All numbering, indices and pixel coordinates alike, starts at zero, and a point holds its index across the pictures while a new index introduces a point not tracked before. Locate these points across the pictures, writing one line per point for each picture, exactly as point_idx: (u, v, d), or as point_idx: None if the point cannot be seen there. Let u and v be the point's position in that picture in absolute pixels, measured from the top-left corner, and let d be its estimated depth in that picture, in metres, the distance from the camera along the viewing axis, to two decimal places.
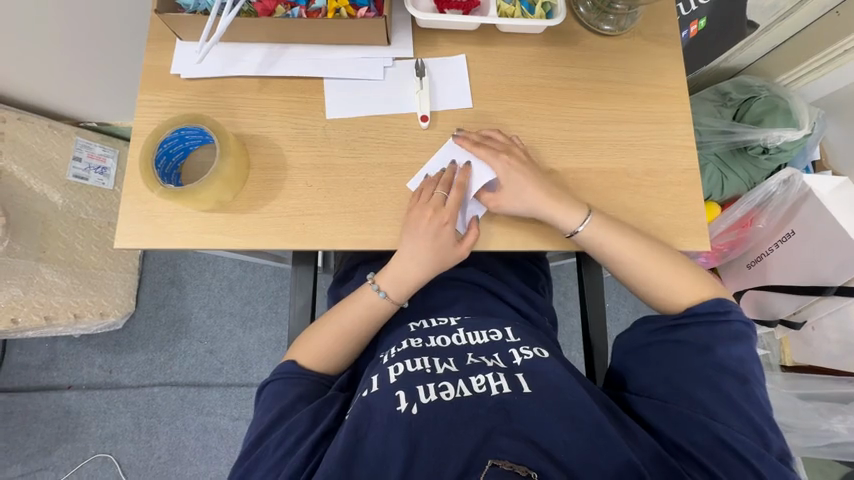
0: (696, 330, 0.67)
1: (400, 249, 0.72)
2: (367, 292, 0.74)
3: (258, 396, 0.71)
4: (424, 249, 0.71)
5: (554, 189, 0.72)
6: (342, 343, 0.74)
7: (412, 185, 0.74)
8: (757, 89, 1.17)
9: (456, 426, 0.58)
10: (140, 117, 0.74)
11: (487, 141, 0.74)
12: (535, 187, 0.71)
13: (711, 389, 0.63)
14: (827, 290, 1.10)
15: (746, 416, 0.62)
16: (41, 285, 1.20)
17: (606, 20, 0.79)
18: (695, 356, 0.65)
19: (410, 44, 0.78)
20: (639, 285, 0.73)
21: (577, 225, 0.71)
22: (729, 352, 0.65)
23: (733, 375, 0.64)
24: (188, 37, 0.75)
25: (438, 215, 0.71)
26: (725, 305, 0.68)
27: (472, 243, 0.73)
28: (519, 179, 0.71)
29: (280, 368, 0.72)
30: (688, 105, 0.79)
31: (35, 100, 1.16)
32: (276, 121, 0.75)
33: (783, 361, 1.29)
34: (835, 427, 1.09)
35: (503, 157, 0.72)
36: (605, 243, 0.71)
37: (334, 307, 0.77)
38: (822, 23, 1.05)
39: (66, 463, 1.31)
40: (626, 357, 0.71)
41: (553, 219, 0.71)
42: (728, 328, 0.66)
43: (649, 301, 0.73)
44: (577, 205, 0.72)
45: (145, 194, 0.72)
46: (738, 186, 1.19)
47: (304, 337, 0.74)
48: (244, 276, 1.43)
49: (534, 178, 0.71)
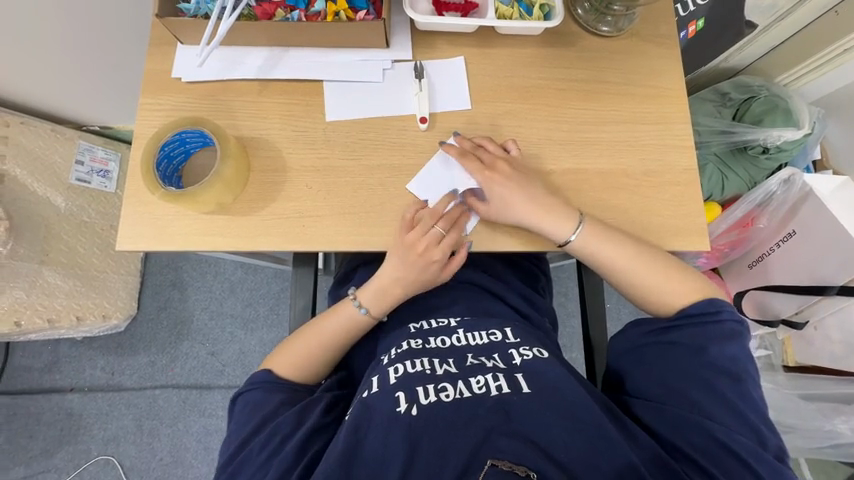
0: (689, 332, 0.67)
1: (386, 279, 0.74)
2: (348, 308, 0.75)
3: (234, 405, 0.71)
4: (411, 281, 0.74)
5: (545, 199, 0.72)
6: (320, 351, 0.74)
7: (413, 186, 0.74)
8: (757, 89, 1.17)
9: (457, 426, 0.59)
10: (141, 120, 0.75)
11: (479, 151, 0.74)
12: (520, 198, 0.71)
13: (707, 389, 0.64)
14: (829, 290, 1.09)
15: (741, 415, 0.62)
16: (44, 287, 1.21)
17: (604, 21, 0.79)
18: (691, 357, 0.65)
19: (409, 46, 0.78)
20: (633, 291, 0.73)
21: (570, 234, 0.72)
22: (722, 351, 0.65)
23: (728, 374, 0.64)
24: (189, 41, 0.75)
25: (428, 254, 0.71)
26: (716, 305, 0.68)
27: (456, 270, 0.74)
28: (502, 193, 0.72)
29: (255, 378, 0.71)
30: (686, 105, 0.79)
31: (38, 104, 1.17)
32: (277, 124, 0.75)
33: (786, 360, 1.26)
34: (838, 427, 1.12)
35: (486, 171, 0.73)
36: (600, 246, 0.71)
37: (323, 313, 0.77)
38: (822, 23, 1.04)
39: (68, 465, 1.32)
40: (621, 360, 0.72)
41: (541, 229, 0.72)
42: (719, 327, 0.66)
43: (643, 306, 0.74)
44: (569, 216, 0.72)
45: (147, 196, 0.73)
46: (738, 186, 1.19)
47: (282, 347, 0.75)
48: (245, 278, 1.43)
49: (521, 189, 0.72)
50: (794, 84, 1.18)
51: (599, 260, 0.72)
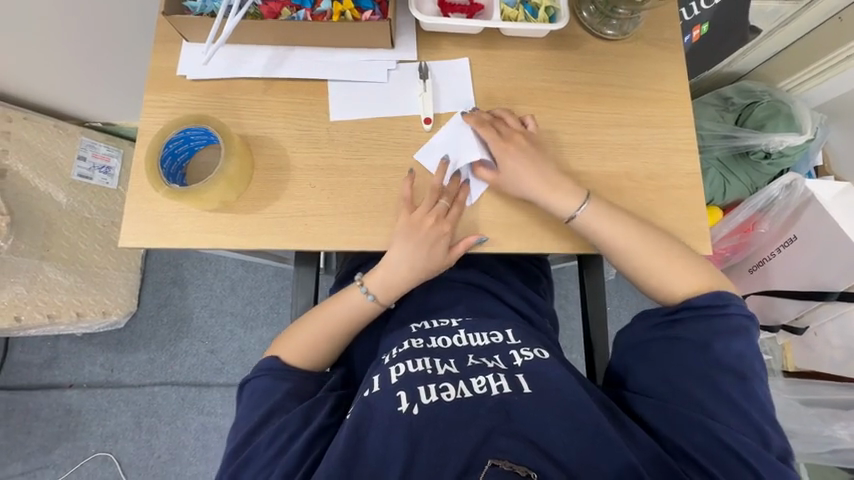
0: (696, 325, 0.66)
1: (391, 254, 0.72)
2: (355, 294, 0.75)
3: (242, 393, 0.71)
4: (419, 255, 0.72)
5: (556, 173, 0.73)
6: (325, 340, 0.74)
7: (419, 156, 0.75)
8: (760, 95, 1.18)
9: (458, 426, 0.59)
10: (146, 117, 0.75)
11: (497, 122, 0.75)
12: (534, 170, 0.72)
13: (711, 388, 0.64)
14: (830, 296, 1.10)
15: (744, 415, 0.62)
16: (44, 284, 1.21)
17: (609, 25, 0.79)
18: (695, 355, 0.65)
19: (414, 46, 0.79)
20: (636, 276, 0.73)
21: (575, 209, 0.72)
22: (728, 348, 0.65)
23: (733, 373, 0.64)
24: (195, 38, 0.76)
25: (439, 225, 0.72)
26: (724, 299, 0.67)
27: (462, 253, 0.73)
28: (516, 166, 0.73)
29: (263, 364, 0.71)
30: (690, 109, 0.79)
31: (42, 100, 1.18)
32: (281, 123, 0.75)
33: (786, 366, 1.27)
34: (838, 433, 1.11)
35: (502, 142, 0.73)
36: (606, 229, 0.71)
37: (320, 304, 0.76)
38: (824, 29, 1.05)
39: (66, 462, 1.32)
40: (625, 356, 0.71)
41: (546, 203, 0.72)
42: (726, 322, 0.65)
43: (652, 296, 0.73)
44: (576, 192, 0.72)
45: (150, 194, 0.73)
46: (740, 191, 1.19)
47: (287, 335, 0.75)
48: (246, 276, 1.44)
49: (536, 164, 0.73)
50: (797, 90, 1.18)
51: (606, 247, 0.72)
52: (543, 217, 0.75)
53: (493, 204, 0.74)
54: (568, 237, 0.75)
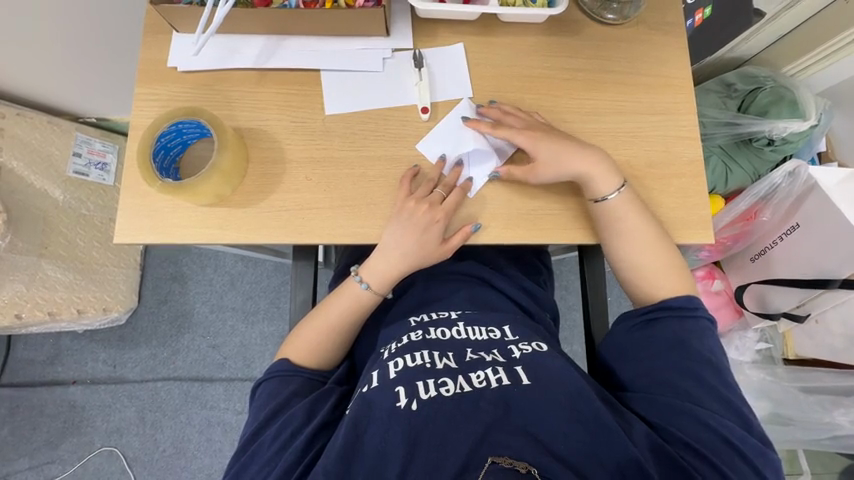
0: (669, 324, 0.66)
1: (382, 242, 0.71)
2: (351, 285, 0.73)
3: (253, 396, 0.70)
4: (409, 243, 0.71)
5: (589, 149, 0.71)
6: (330, 338, 0.73)
7: (422, 146, 0.74)
8: (763, 79, 1.15)
9: (458, 421, 0.58)
10: (137, 111, 0.74)
11: (507, 116, 0.73)
12: (572, 153, 0.70)
13: (695, 380, 0.63)
14: (832, 283, 1.05)
15: (726, 401, 0.62)
16: (44, 281, 1.20)
17: (610, 9, 0.78)
18: (676, 352, 0.65)
19: (409, 35, 0.77)
20: (628, 275, 0.72)
21: (610, 192, 0.70)
22: (702, 344, 0.65)
23: (709, 364, 0.64)
24: (184, 29, 0.74)
25: (432, 211, 0.70)
26: (692, 303, 0.68)
27: (457, 245, 0.72)
28: (552, 148, 0.71)
29: (274, 367, 0.71)
30: (691, 95, 0.78)
31: (37, 97, 1.16)
32: (276, 114, 0.74)
33: (786, 353, 1.26)
34: (838, 420, 1.12)
35: (526, 132, 0.71)
36: (608, 223, 0.70)
37: (319, 304, 0.75)
38: (829, 12, 1.02)
39: (73, 456, 1.32)
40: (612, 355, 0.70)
41: (587, 177, 0.70)
42: (695, 322, 0.66)
43: (636, 296, 0.73)
44: (615, 175, 0.71)
45: (143, 188, 0.71)
46: (742, 179, 1.19)
47: (293, 335, 0.73)
48: (245, 271, 1.42)
49: (570, 144, 0.71)
50: (802, 74, 1.15)
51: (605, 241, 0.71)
52: (544, 207, 0.73)
53: (491, 195, 0.73)
54: (570, 228, 0.73)
